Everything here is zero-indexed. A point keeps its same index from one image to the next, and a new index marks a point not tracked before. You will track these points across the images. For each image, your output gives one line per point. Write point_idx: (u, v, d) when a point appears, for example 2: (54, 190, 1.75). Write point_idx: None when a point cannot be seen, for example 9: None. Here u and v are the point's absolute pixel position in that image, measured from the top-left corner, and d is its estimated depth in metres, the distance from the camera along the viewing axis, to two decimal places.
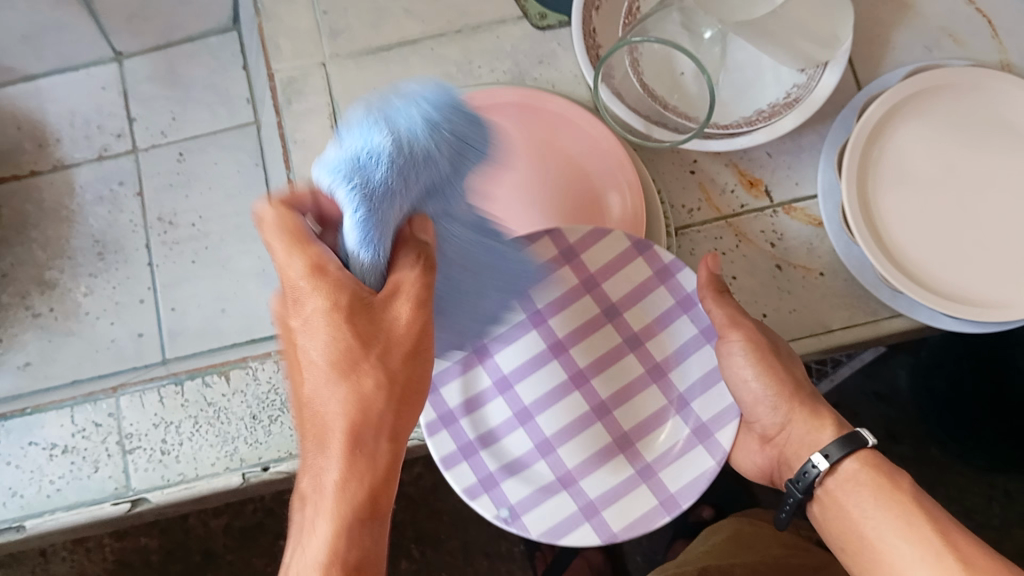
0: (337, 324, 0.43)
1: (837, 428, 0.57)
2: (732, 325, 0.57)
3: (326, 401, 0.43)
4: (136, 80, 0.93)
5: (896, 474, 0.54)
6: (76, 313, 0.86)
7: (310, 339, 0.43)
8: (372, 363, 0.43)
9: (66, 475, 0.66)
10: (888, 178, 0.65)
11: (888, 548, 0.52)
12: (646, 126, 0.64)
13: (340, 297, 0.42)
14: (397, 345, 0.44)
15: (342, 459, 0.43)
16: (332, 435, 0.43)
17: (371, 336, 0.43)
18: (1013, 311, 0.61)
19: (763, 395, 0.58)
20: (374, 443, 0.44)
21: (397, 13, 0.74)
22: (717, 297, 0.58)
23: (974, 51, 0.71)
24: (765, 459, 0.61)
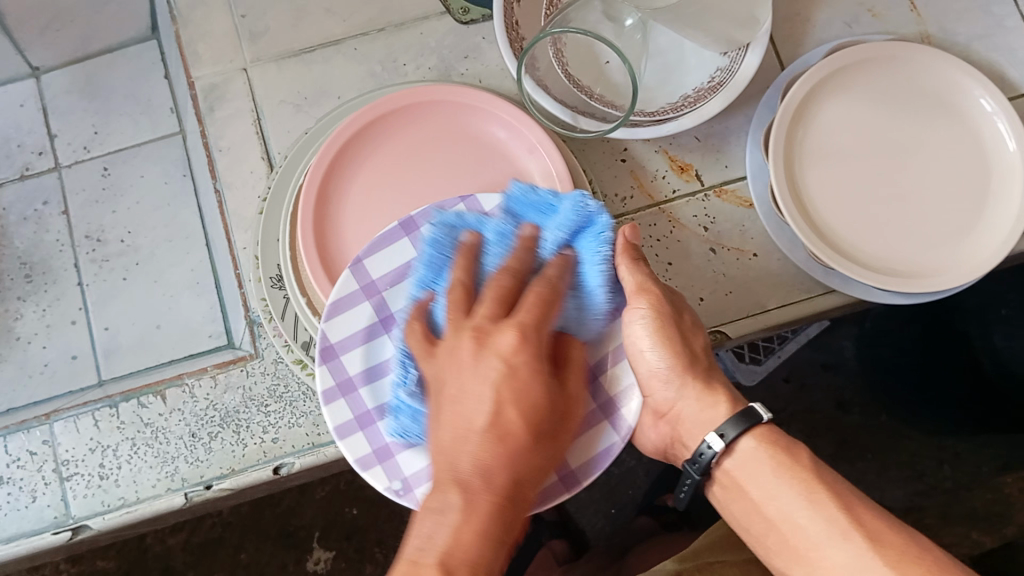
0: (485, 382, 0.48)
1: (731, 407, 0.57)
2: (638, 292, 0.55)
3: (458, 445, 0.47)
4: (53, 94, 0.91)
5: (794, 446, 0.55)
6: (7, 337, 0.83)
7: (457, 392, 0.49)
8: (502, 420, 0.48)
9: (3, 507, 0.65)
10: (815, 156, 0.65)
11: (793, 527, 0.52)
12: (573, 117, 0.64)
13: (478, 359, 0.49)
14: (524, 403, 0.48)
15: (457, 497, 0.46)
16: (440, 470, 0.47)
17: (501, 390, 0.48)
18: (940, 279, 0.62)
19: (659, 368, 0.57)
20: (495, 480, 0.47)
21: (317, 14, 0.73)
22: (634, 262, 0.54)
23: (894, 24, 0.72)
24: (659, 436, 0.62)
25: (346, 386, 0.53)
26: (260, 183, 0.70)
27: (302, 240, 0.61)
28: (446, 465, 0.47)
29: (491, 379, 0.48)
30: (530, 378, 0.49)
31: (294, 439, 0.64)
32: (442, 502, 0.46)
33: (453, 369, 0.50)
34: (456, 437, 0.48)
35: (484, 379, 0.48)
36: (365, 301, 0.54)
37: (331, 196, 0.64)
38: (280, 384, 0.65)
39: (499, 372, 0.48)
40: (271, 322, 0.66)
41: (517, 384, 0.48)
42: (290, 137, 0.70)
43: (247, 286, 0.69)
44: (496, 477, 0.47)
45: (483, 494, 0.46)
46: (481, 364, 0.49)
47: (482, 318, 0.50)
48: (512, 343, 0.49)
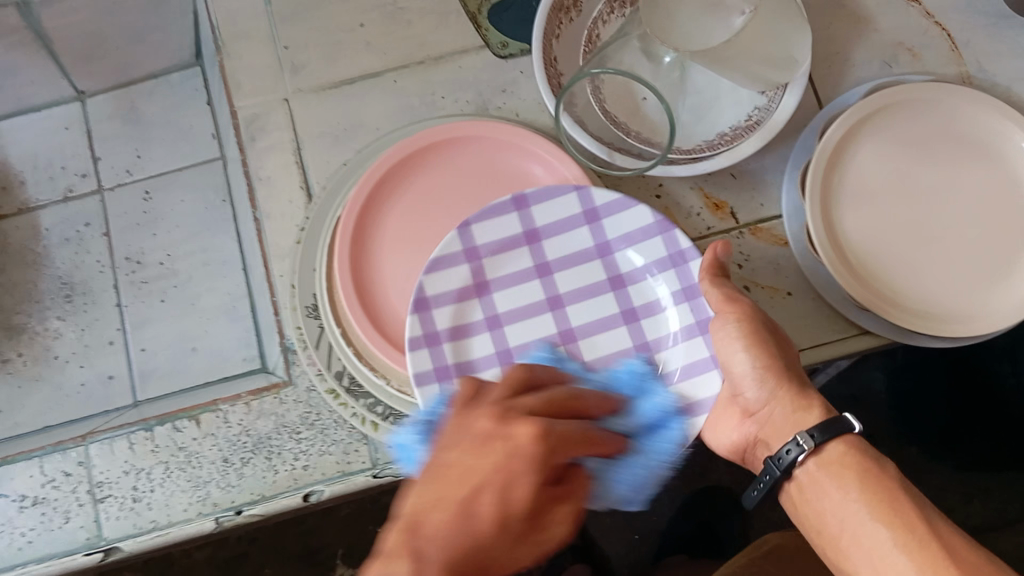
0: (484, 465, 0.43)
1: (824, 411, 0.55)
2: (729, 302, 0.56)
3: (427, 511, 0.43)
4: (98, 119, 0.93)
5: (883, 460, 0.52)
6: (44, 357, 0.85)
7: (455, 460, 0.45)
8: (472, 511, 0.42)
9: (36, 527, 0.65)
10: (851, 198, 0.65)
11: (868, 532, 0.50)
12: (609, 153, 0.64)
13: (494, 432, 0.45)
14: (507, 494, 0.43)
15: (397, 563, 0.40)
16: (399, 540, 0.42)
17: (495, 472, 0.43)
18: (981, 323, 0.62)
19: (750, 369, 0.57)
20: (433, 569, 0.40)
21: (358, 47, 0.74)
22: (714, 281, 0.57)
23: (933, 65, 0.72)
24: (742, 437, 0.59)
25: (442, 372, 0.56)
26: (299, 213, 0.71)
27: (338, 274, 0.62)
28: (407, 532, 0.42)
29: (495, 457, 0.44)
30: (526, 474, 0.43)
31: (324, 467, 0.64)
32: (385, 561, 0.41)
33: (462, 433, 0.46)
34: (431, 508, 0.43)
35: (489, 454, 0.44)
36: (474, 299, 0.59)
37: (367, 230, 0.64)
38: (312, 412, 0.65)
39: (502, 454, 0.43)
40: (305, 350, 0.67)
41: (510, 469, 0.43)
42: (328, 167, 0.71)
43: (281, 313, 0.69)
44: (439, 561, 0.41)
45: (428, 569, 0.40)
46: (492, 441, 0.44)
47: (516, 404, 0.47)
48: (530, 431, 0.44)
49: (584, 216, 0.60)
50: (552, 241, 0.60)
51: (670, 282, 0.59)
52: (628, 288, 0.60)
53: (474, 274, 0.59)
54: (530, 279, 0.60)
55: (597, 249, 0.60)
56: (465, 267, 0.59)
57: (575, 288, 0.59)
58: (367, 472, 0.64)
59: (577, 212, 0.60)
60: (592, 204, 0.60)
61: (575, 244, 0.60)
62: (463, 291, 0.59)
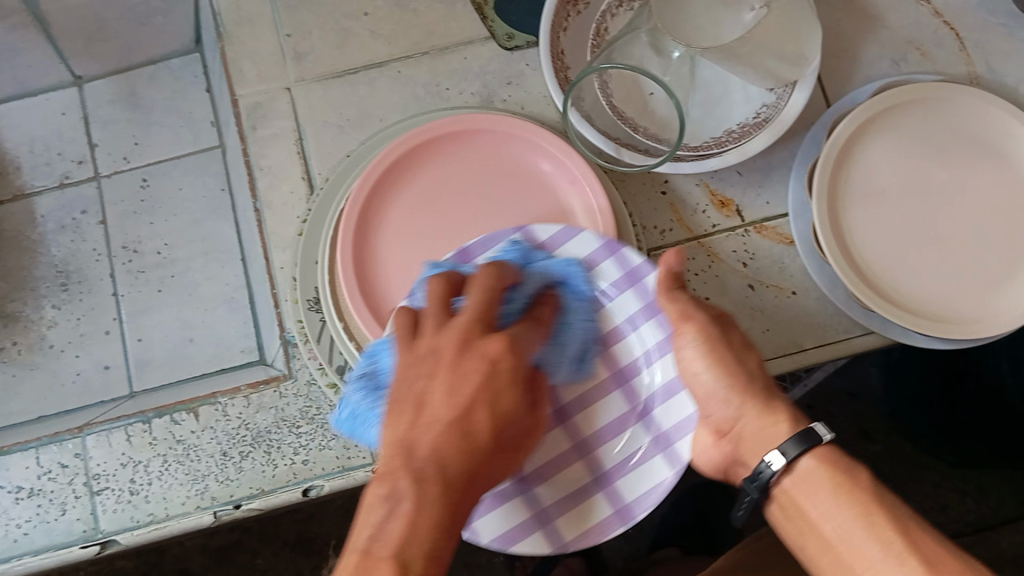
0: (465, 385, 0.48)
1: (793, 425, 0.53)
2: (684, 320, 0.55)
3: (418, 434, 0.47)
4: (96, 103, 0.92)
5: (855, 470, 0.51)
6: (40, 345, 0.84)
7: (427, 383, 0.49)
8: (471, 426, 0.48)
9: (33, 519, 0.65)
10: (859, 197, 0.65)
11: (853, 551, 0.48)
12: (617, 149, 0.63)
13: (464, 356, 0.49)
14: (495, 407, 0.49)
15: (408, 485, 0.45)
16: (392, 462, 0.46)
17: (478, 389, 0.48)
18: (987, 325, 0.61)
19: (716, 389, 0.56)
20: (451, 476, 0.46)
21: (362, 36, 0.73)
22: (669, 294, 0.55)
23: (942, 64, 0.71)
24: (716, 458, 0.58)
25: None
26: (300, 204, 0.70)
27: (341, 266, 0.61)
28: (403, 456, 0.46)
29: (472, 376, 0.48)
30: (506, 385, 0.49)
31: (324, 462, 0.64)
32: (393, 490, 0.45)
33: (431, 363, 0.49)
34: (419, 427, 0.47)
35: (468, 375, 0.48)
36: None
37: (371, 222, 0.64)
38: (312, 406, 0.65)
39: (483, 372, 0.48)
40: (306, 344, 0.66)
41: (494, 382, 0.49)
42: (331, 158, 0.70)
43: (282, 306, 0.69)
44: (448, 467, 0.46)
45: (434, 485, 0.45)
46: (461, 364, 0.49)
47: (465, 325, 0.49)
48: (500, 348, 0.49)
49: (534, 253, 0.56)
50: (552, 259, 0.56)
51: (632, 302, 0.56)
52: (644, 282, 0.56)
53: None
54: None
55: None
56: None
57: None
58: (368, 468, 0.63)
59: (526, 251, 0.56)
60: (537, 238, 0.56)
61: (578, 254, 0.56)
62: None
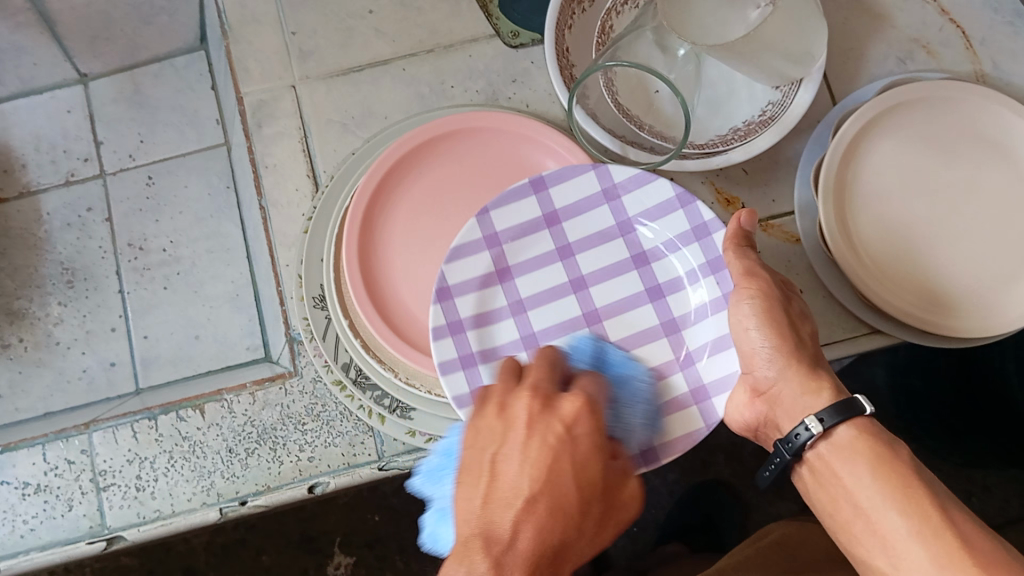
0: (539, 448, 0.46)
1: (833, 396, 0.54)
2: (748, 277, 0.55)
3: (495, 511, 0.44)
4: (102, 102, 0.92)
5: (894, 444, 0.52)
6: (47, 342, 0.85)
7: (502, 454, 0.46)
8: (553, 495, 0.45)
9: (39, 515, 0.65)
10: (866, 195, 0.65)
11: (881, 517, 0.49)
12: (622, 147, 0.63)
13: (538, 420, 0.47)
14: (580, 474, 0.46)
15: (487, 567, 0.42)
16: (472, 541, 0.43)
17: (557, 457, 0.45)
18: (995, 324, 0.61)
19: (763, 347, 0.55)
20: (529, 553, 0.43)
21: (367, 34, 0.73)
22: (738, 250, 0.56)
23: (948, 62, 0.71)
24: (752, 416, 0.58)
25: (468, 361, 0.52)
26: (305, 202, 0.70)
27: (347, 264, 0.61)
28: (484, 537, 0.43)
29: (550, 447, 0.46)
30: (587, 453, 0.46)
31: (329, 459, 0.64)
32: (472, 571, 0.42)
33: (504, 426, 0.47)
34: (496, 503, 0.44)
35: (540, 442, 0.46)
36: (485, 251, 0.55)
37: (377, 219, 0.64)
38: (318, 403, 0.65)
39: (559, 440, 0.46)
40: (311, 341, 0.66)
41: (574, 451, 0.46)
42: (337, 156, 0.71)
43: (288, 305, 0.69)
44: (531, 548, 0.43)
45: (517, 567, 0.42)
46: (534, 434, 0.46)
47: (539, 384, 0.48)
48: (576, 409, 0.47)
49: (604, 195, 0.57)
50: (570, 222, 0.56)
51: (694, 255, 0.56)
52: (652, 265, 0.56)
53: (495, 261, 0.55)
54: (551, 262, 0.56)
55: (617, 229, 0.56)
56: (485, 254, 0.55)
57: (600, 268, 0.56)
58: (372, 465, 0.63)
59: (597, 192, 0.57)
60: (609, 180, 0.56)
61: (598, 221, 0.56)
62: (485, 277, 0.55)
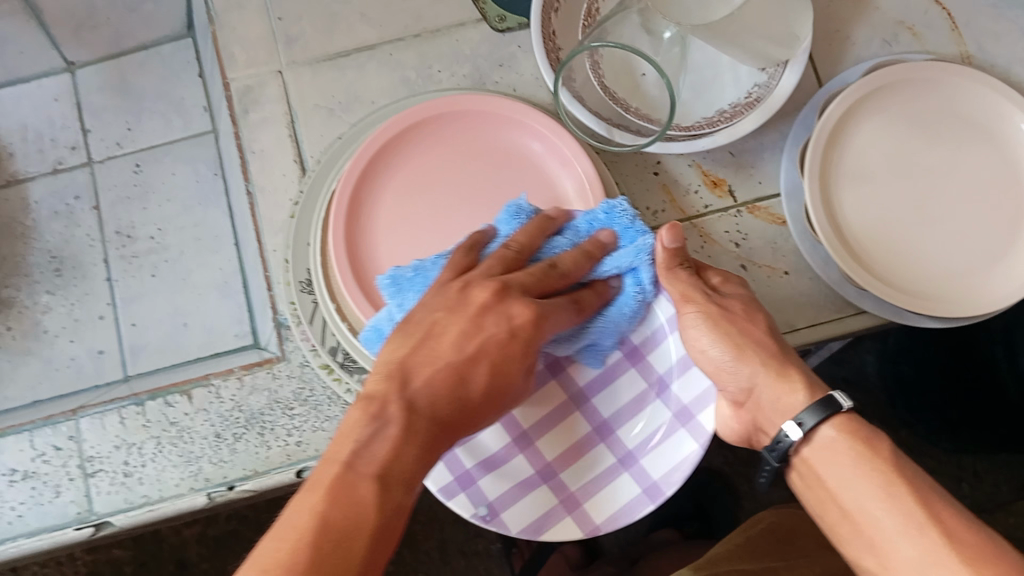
0: (474, 337, 0.51)
1: (809, 394, 0.56)
2: (686, 300, 0.57)
3: (421, 366, 0.51)
4: (88, 90, 0.92)
5: (875, 438, 0.52)
6: (35, 331, 0.84)
7: (444, 325, 0.52)
8: (468, 379, 0.51)
9: (28, 501, 0.65)
10: (850, 176, 0.65)
11: (868, 518, 0.51)
12: (609, 130, 0.64)
13: (489, 309, 0.52)
14: (500, 365, 0.51)
15: (397, 413, 0.48)
16: (385, 388, 0.50)
17: (488, 344, 0.51)
18: (977, 305, 0.62)
19: (723, 360, 0.58)
20: (434, 413, 0.49)
21: (353, 19, 0.73)
22: (669, 271, 0.56)
23: (933, 45, 0.71)
24: (741, 424, 0.60)
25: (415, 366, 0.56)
26: (292, 186, 0.70)
27: (333, 248, 0.61)
28: (396, 380, 0.50)
29: (487, 334, 0.51)
30: (517, 352, 0.51)
31: (317, 443, 0.64)
32: (382, 413, 0.48)
33: (457, 304, 0.52)
34: (422, 365, 0.51)
35: (478, 329, 0.51)
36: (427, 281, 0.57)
37: (363, 203, 0.64)
38: (306, 388, 0.65)
39: (499, 335, 0.51)
40: (298, 326, 0.66)
41: (506, 346, 0.51)
42: (323, 142, 0.70)
43: (275, 289, 0.69)
44: (436, 411, 0.49)
45: (421, 421, 0.48)
46: (483, 319, 0.52)
47: (512, 281, 0.53)
48: (527, 314, 0.51)
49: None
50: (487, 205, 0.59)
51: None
52: None
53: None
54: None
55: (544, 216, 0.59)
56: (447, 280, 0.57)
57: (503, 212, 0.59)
58: None
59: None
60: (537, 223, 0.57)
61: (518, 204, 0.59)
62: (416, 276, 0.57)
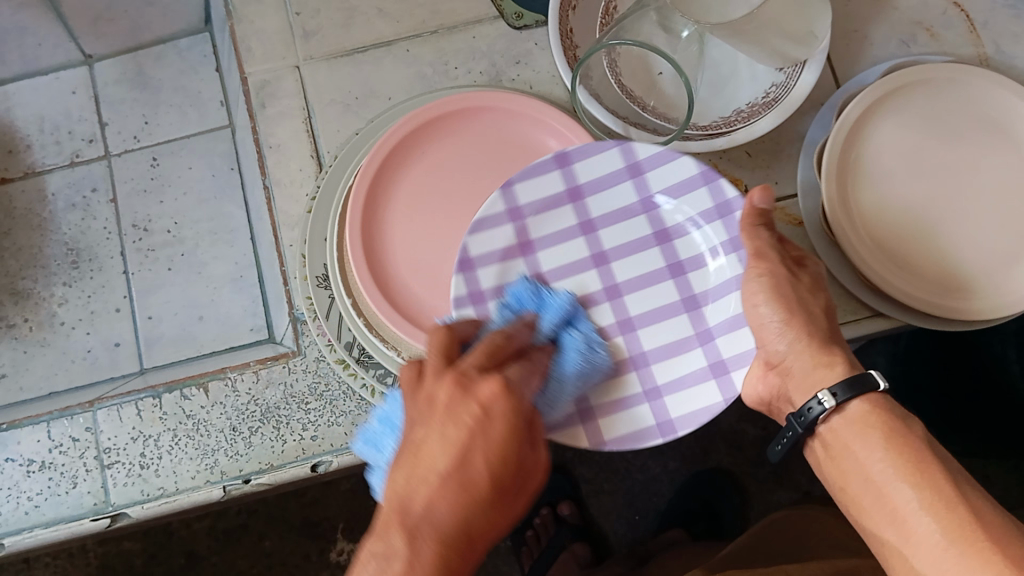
0: (456, 432, 0.42)
1: (848, 369, 0.53)
2: (759, 257, 0.53)
3: (414, 487, 0.42)
4: (105, 83, 0.93)
5: (908, 420, 0.51)
6: (51, 322, 0.85)
7: (422, 439, 0.43)
8: (468, 477, 0.42)
9: (44, 492, 0.65)
10: (868, 177, 0.65)
11: (893, 492, 0.49)
12: (625, 127, 0.63)
13: (457, 403, 0.43)
14: (492, 455, 0.42)
15: (401, 542, 0.40)
16: (388, 516, 0.42)
17: (473, 438, 0.42)
18: (994, 308, 0.62)
19: (770, 321, 0.54)
20: (446, 527, 0.41)
21: (370, 14, 0.73)
22: (754, 229, 0.53)
23: (951, 45, 0.71)
24: (766, 389, 0.57)
25: (476, 297, 0.52)
26: (309, 182, 0.70)
27: (350, 245, 0.61)
28: (399, 507, 0.42)
29: (467, 426, 0.42)
30: (500, 436, 0.42)
31: (333, 438, 0.64)
32: (386, 548, 0.41)
33: (426, 410, 0.44)
34: (415, 482, 0.42)
35: (456, 424, 0.43)
36: (508, 224, 0.53)
37: (380, 200, 0.64)
38: (322, 382, 0.66)
39: (475, 420, 0.42)
40: (315, 321, 0.66)
41: (488, 430, 0.42)
42: (340, 137, 0.71)
43: (291, 284, 0.69)
44: (447, 521, 0.41)
45: (427, 543, 0.41)
46: (458, 412, 0.43)
47: (467, 366, 0.45)
48: (495, 391, 0.43)
49: (628, 170, 0.55)
50: (594, 195, 0.55)
51: (717, 233, 0.55)
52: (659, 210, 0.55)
53: (518, 233, 0.54)
54: (574, 237, 0.55)
55: (627, 169, 0.55)
56: (508, 228, 0.54)
57: (601, 197, 0.55)
58: None
59: (620, 167, 0.55)
60: (634, 155, 0.55)
61: (608, 165, 0.55)
62: (507, 250, 0.53)
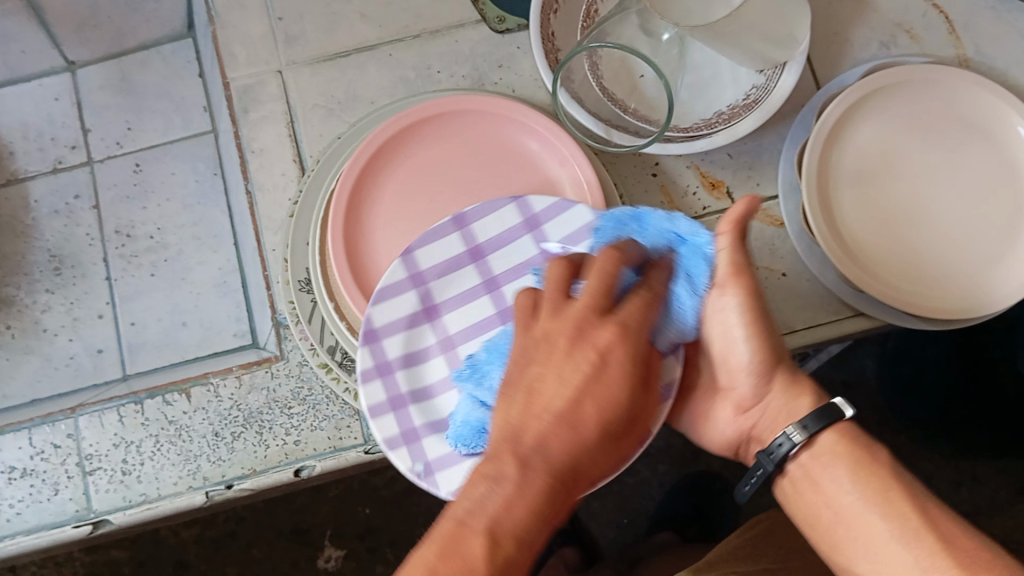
0: (573, 372, 0.47)
1: (814, 400, 0.55)
2: (733, 279, 0.52)
3: (529, 420, 0.47)
4: (89, 89, 0.93)
5: (873, 448, 0.52)
6: (34, 329, 0.85)
7: (540, 375, 0.48)
8: (580, 416, 0.47)
9: (25, 499, 0.65)
10: (848, 178, 0.65)
11: (866, 525, 0.50)
12: (607, 130, 0.64)
13: (574, 347, 0.48)
14: (605, 398, 0.47)
15: (512, 469, 0.45)
16: (501, 443, 0.46)
17: (587, 382, 0.47)
18: (974, 309, 0.62)
19: (747, 363, 0.55)
20: (554, 462, 0.46)
21: (354, 19, 0.73)
22: (736, 240, 0.51)
23: (931, 47, 0.71)
24: (736, 432, 0.59)
25: (396, 401, 0.55)
26: (291, 186, 0.70)
27: (332, 248, 0.61)
28: (510, 439, 0.46)
29: (579, 370, 0.47)
30: (617, 378, 0.47)
31: (316, 442, 0.64)
32: (498, 471, 0.45)
33: (546, 350, 0.49)
34: (530, 417, 0.47)
35: (575, 367, 0.48)
36: (411, 290, 0.57)
37: (362, 202, 0.64)
38: (304, 387, 0.65)
39: (591, 364, 0.47)
40: (297, 325, 0.66)
41: (601, 377, 0.47)
42: (322, 141, 0.71)
43: (274, 288, 0.69)
44: (556, 457, 0.46)
45: (536, 473, 0.45)
46: (572, 354, 0.48)
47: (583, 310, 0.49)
48: (610, 339, 0.48)
49: (525, 225, 0.58)
50: (496, 254, 0.58)
51: None
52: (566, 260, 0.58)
53: (423, 299, 0.57)
54: (480, 296, 0.57)
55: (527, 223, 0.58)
56: (412, 293, 0.57)
57: (511, 268, 0.58)
58: (359, 448, 0.63)
59: (519, 222, 0.58)
60: (530, 210, 0.59)
61: (519, 245, 0.58)
62: (412, 318, 0.57)
